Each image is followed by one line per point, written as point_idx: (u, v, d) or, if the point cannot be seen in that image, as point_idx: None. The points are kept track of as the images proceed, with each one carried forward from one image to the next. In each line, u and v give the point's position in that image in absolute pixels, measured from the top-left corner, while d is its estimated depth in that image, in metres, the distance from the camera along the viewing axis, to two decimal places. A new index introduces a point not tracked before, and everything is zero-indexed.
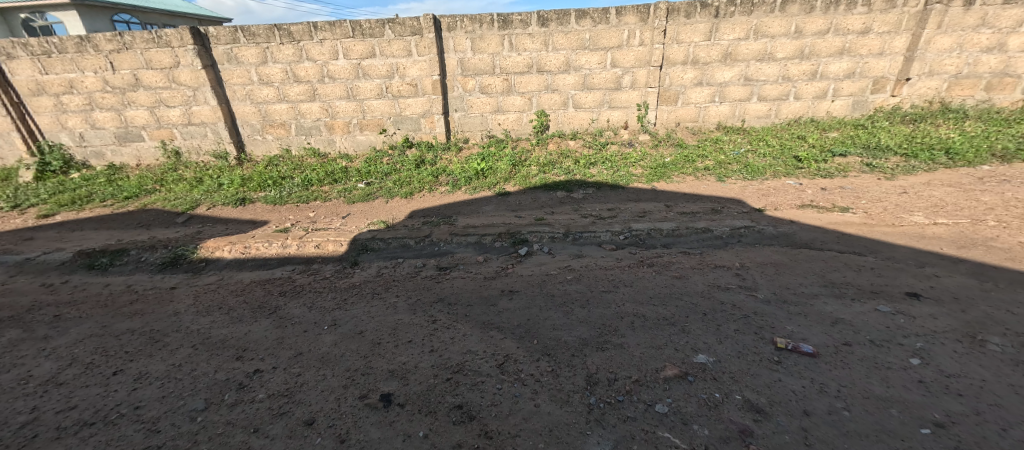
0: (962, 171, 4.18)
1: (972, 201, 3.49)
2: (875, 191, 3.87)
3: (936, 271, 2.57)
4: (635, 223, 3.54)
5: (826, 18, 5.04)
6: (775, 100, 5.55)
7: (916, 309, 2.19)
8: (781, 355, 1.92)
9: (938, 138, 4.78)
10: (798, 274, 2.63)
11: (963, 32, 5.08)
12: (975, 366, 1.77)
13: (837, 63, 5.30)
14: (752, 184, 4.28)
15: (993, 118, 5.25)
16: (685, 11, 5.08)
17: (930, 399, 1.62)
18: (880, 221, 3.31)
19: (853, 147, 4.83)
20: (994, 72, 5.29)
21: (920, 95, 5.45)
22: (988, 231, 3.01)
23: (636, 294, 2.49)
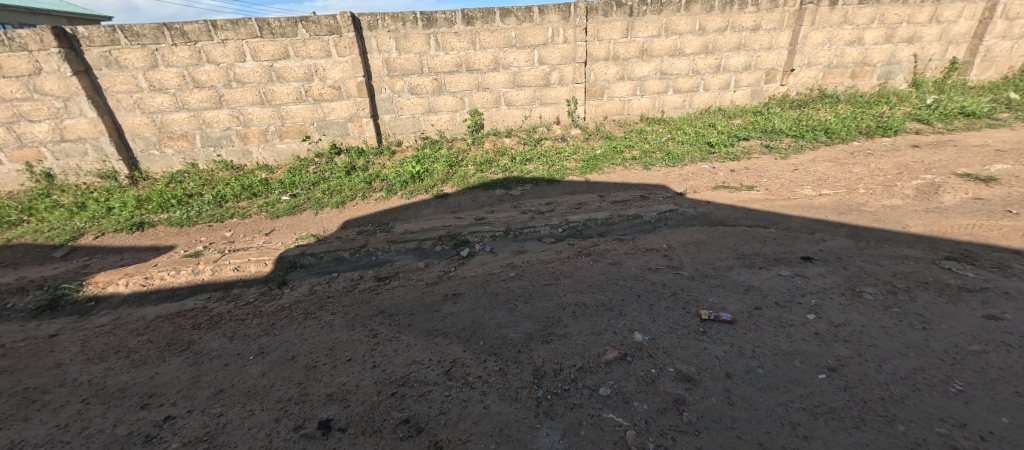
0: (839, 148, 4.86)
1: (848, 173, 4.07)
2: (774, 169, 4.37)
3: (823, 236, 2.97)
4: (571, 215, 3.66)
5: (724, 16, 5.58)
6: (688, 92, 6.04)
7: (810, 271, 2.52)
8: (705, 326, 2.10)
9: (819, 120, 5.51)
10: (717, 249, 2.89)
11: (831, 28, 5.89)
12: (857, 314, 2.07)
13: (736, 57, 5.89)
14: (674, 170, 4.62)
15: (858, 101, 6.17)
16: (602, 10, 5.33)
17: (825, 348, 1.86)
18: (780, 196, 3.74)
19: (755, 132, 5.40)
20: (856, 63, 6.21)
21: (803, 83, 6.24)
22: (860, 198, 3.54)
23: (576, 284, 2.58)
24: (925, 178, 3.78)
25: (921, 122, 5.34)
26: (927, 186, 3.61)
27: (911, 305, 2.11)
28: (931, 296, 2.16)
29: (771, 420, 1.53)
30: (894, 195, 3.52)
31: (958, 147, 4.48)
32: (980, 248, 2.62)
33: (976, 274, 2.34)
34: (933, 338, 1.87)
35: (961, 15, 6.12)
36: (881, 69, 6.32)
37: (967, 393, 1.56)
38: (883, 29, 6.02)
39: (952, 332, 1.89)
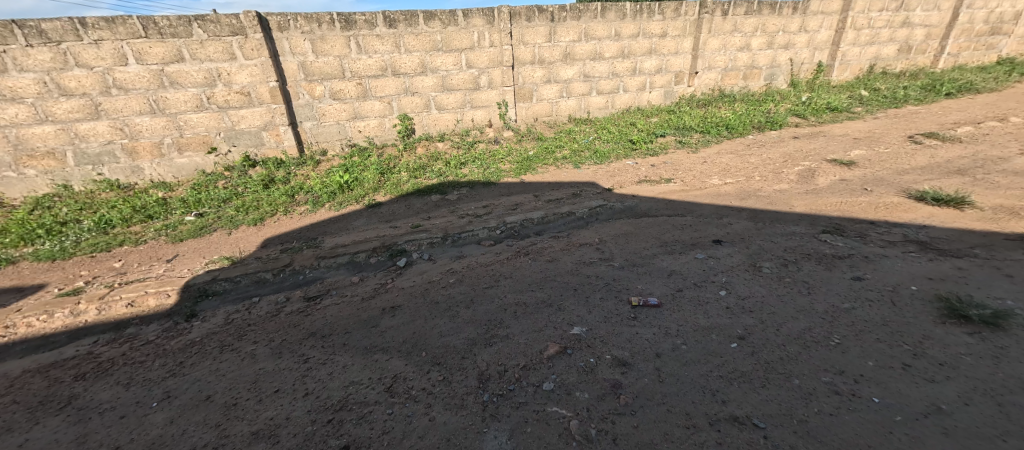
0: (738, 141, 5.47)
1: (747, 163, 4.60)
2: (687, 163, 4.80)
3: (729, 220, 3.32)
4: (508, 216, 3.70)
5: (636, 23, 6.02)
6: (609, 93, 6.41)
7: (721, 252, 2.80)
8: (636, 312, 2.24)
9: (722, 116, 6.15)
10: (642, 239, 3.10)
11: (725, 36, 6.62)
12: (760, 287, 2.35)
13: (649, 61, 6.38)
14: (602, 168, 4.87)
15: (751, 99, 6.99)
16: (525, 15, 5.47)
17: (735, 320, 2.09)
18: (694, 186, 4.12)
19: (669, 129, 5.88)
20: (747, 66, 7.05)
21: (706, 84, 6.93)
22: (758, 185, 4.01)
23: (516, 284, 2.62)
24: (805, 165, 4.39)
25: (799, 116, 6.20)
26: (806, 172, 4.19)
27: (800, 274, 2.44)
28: (814, 265, 2.52)
29: (695, 391, 1.68)
30: (784, 181, 4.04)
31: (828, 137, 5.27)
32: (848, 221, 3.11)
33: (845, 243, 2.77)
34: (817, 301, 2.18)
35: (823, 25, 7.21)
36: (766, 71, 7.23)
37: (842, 345, 1.85)
38: (766, 37, 6.90)
39: (830, 294, 2.22)
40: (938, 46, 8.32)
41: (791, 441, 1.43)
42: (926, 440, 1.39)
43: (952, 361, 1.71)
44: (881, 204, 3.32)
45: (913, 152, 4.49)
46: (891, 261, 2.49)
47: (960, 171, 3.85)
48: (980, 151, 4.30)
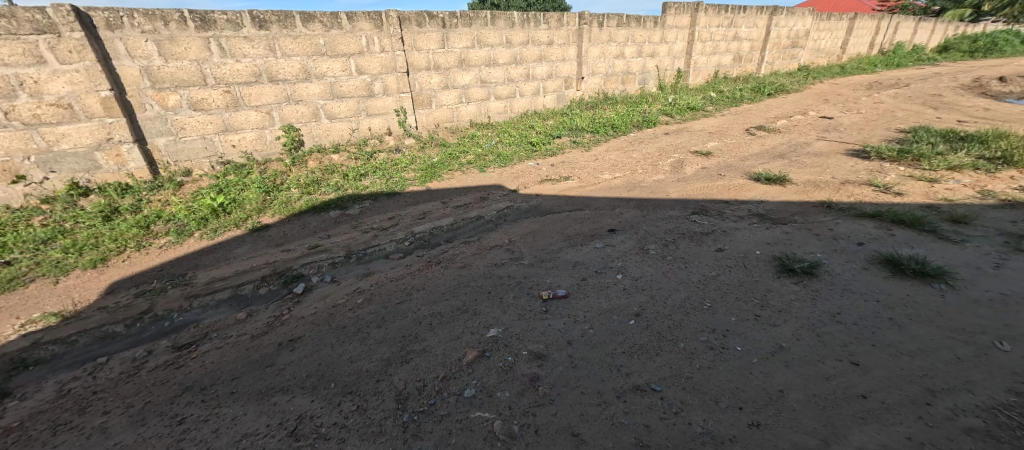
0: (623, 139, 6.07)
1: (632, 158, 5.12)
2: (583, 161, 5.17)
3: (621, 210, 3.66)
4: (416, 226, 3.59)
5: (524, 31, 6.32)
6: (507, 98, 6.61)
7: (616, 240, 3.08)
8: (548, 305, 2.35)
9: (608, 117, 6.76)
10: (548, 236, 3.25)
11: (603, 45, 7.31)
12: (649, 267, 2.64)
13: (540, 67, 6.74)
14: (506, 170, 4.98)
15: (630, 101, 7.80)
16: (415, 20, 5.36)
17: (630, 299, 2.32)
18: (590, 182, 4.45)
19: (563, 130, 6.27)
20: (624, 72, 7.88)
21: (592, 89, 7.56)
22: (642, 177, 4.49)
23: (429, 295, 2.55)
24: (675, 157, 5.05)
25: (668, 115, 7.11)
26: (677, 163, 4.83)
27: (679, 251, 2.81)
28: (690, 242, 2.91)
29: (604, 370, 1.82)
30: (661, 172, 4.60)
31: (690, 132, 6.15)
32: (710, 202, 3.66)
33: (710, 221, 3.26)
34: (692, 272, 2.53)
35: (678, 37, 8.40)
36: (640, 76, 8.16)
37: (713, 308, 2.18)
38: (637, 46, 7.80)
39: (702, 266, 2.60)
40: (760, 56, 10.29)
41: (683, 398, 1.65)
42: (776, 376, 1.72)
43: (788, 308, 2.13)
44: (734, 185, 3.98)
45: (750, 142, 5.47)
46: (743, 232, 3.00)
47: (782, 155, 4.81)
48: (795, 139, 5.42)
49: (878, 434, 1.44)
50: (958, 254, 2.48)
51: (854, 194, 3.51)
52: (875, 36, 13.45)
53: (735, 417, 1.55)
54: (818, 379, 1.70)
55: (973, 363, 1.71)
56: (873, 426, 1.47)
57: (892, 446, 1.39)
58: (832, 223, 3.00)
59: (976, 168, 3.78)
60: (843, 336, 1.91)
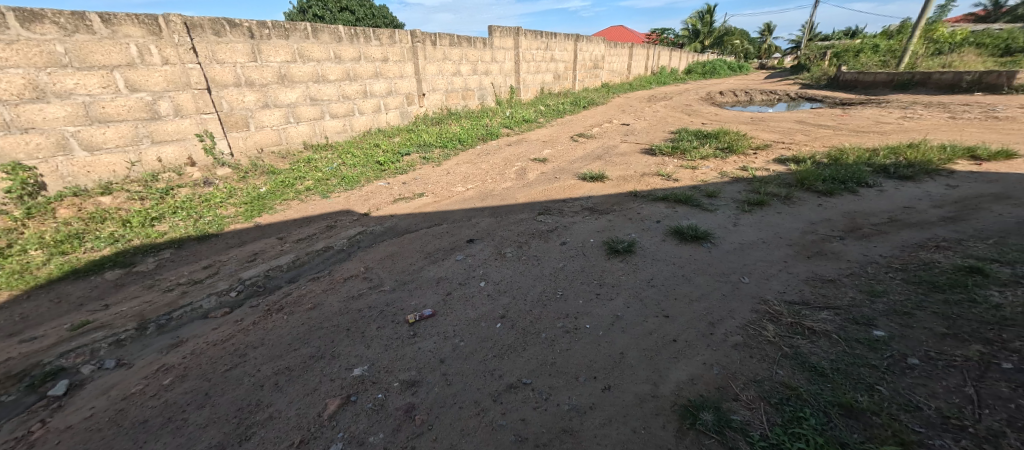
0: (471, 151, 6.23)
1: (481, 169, 5.32)
2: (435, 176, 5.12)
3: (477, 220, 3.74)
4: (243, 272, 2.99)
5: (354, 47, 5.99)
6: (345, 116, 6.13)
7: (475, 249, 3.13)
8: (414, 328, 2.23)
9: (455, 132, 6.86)
10: (407, 256, 3.10)
11: (438, 63, 7.49)
12: (507, 270, 2.77)
13: (377, 83, 6.47)
14: (353, 193, 4.56)
15: (473, 115, 8.10)
16: (211, 28, 4.55)
17: (494, 303, 2.39)
18: (444, 196, 4.44)
19: (411, 147, 6.08)
20: (463, 88, 8.20)
21: (434, 105, 7.63)
22: (493, 186, 4.70)
23: (270, 349, 2.15)
24: (519, 165, 5.46)
25: (508, 127, 7.65)
26: (521, 170, 5.22)
27: (531, 250, 3.02)
28: (540, 241, 3.16)
29: (478, 378, 1.83)
30: (509, 179, 4.90)
31: (528, 142, 6.74)
32: (552, 203, 4.05)
33: (554, 219, 3.60)
34: (545, 267, 2.75)
35: (506, 58, 9.17)
36: (478, 93, 8.61)
37: (565, 295, 2.42)
38: (471, 65, 8.22)
39: (552, 259, 2.85)
40: (573, 75, 12.04)
41: (550, 384, 1.77)
42: (618, 342, 2.01)
43: (620, 282, 2.51)
44: (567, 186, 4.51)
45: (576, 147, 6.30)
46: (581, 225, 3.42)
47: (601, 156, 5.68)
48: (608, 143, 6.47)
49: (689, 367, 1.82)
50: (718, 220, 3.32)
51: (652, 184, 4.36)
52: (648, 61, 17.23)
53: (592, 387, 1.74)
54: (646, 335, 2.04)
55: (736, 295, 2.30)
56: (685, 362, 1.84)
57: (699, 374, 1.77)
58: (642, 209, 3.66)
59: (716, 156, 5.15)
60: (658, 297, 2.35)
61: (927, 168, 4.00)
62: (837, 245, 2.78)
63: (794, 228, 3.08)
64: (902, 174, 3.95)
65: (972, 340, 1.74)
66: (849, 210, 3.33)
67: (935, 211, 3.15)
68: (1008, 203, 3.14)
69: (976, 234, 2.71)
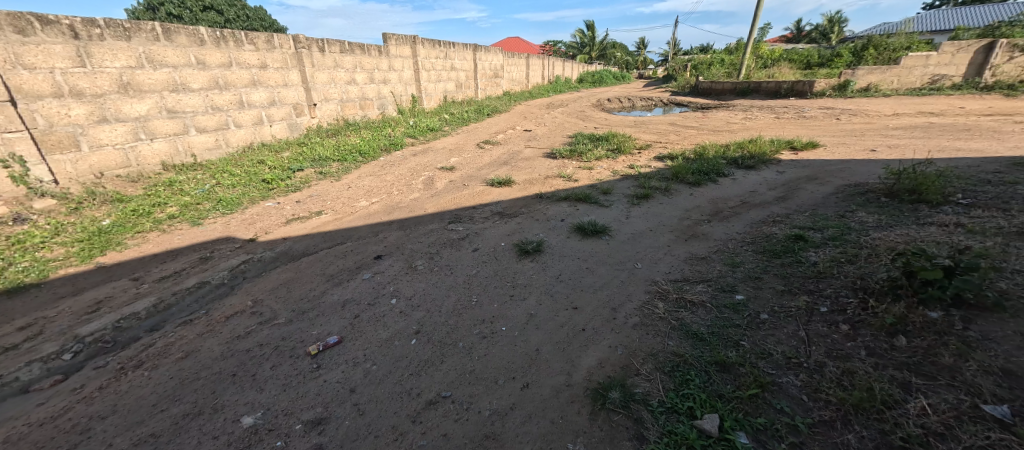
0: (373, 163, 5.91)
1: (385, 182, 5.07)
2: (333, 191, 4.73)
3: (384, 234, 3.55)
4: (81, 327, 2.39)
5: (221, 51, 5.32)
6: (217, 131, 5.38)
7: (382, 265, 2.96)
8: (318, 360, 2.04)
9: (353, 144, 6.42)
10: (306, 281, 2.81)
11: (329, 70, 7.01)
12: (419, 283, 2.68)
13: (256, 93, 5.82)
14: (234, 217, 3.99)
15: (373, 125, 7.71)
16: (12, 25, 3.66)
17: (408, 319, 2.31)
18: (345, 212, 4.11)
19: (305, 161, 5.56)
20: (360, 97, 7.78)
21: (327, 115, 7.10)
22: (398, 198, 4.51)
23: (132, 415, 1.79)
24: (426, 175, 5.33)
25: (412, 137, 7.44)
26: (428, 180, 5.12)
27: (443, 261, 2.97)
28: (451, 250, 3.12)
29: (394, 401, 1.75)
30: (416, 190, 4.75)
31: (434, 151, 6.63)
32: (462, 211, 4.04)
33: (465, 227, 3.60)
34: (458, 276, 2.73)
35: (405, 66, 8.95)
36: (377, 102, 8.24)
37: (480, 301, 2.43)
38: (367, 73, 7.85)
39: (464, 267, 2.85)
40: (474, 84, 12.20)
41: (470, 392, 1.77)
42: (533, 339, 2.08)
43: (531, 282, 2.61)
44: (475, 193, 4.54)
45: (482, 154, 6.38)
46: (491, 230, 3.47)
47: (506, 162, 5.83)
48: (513, 149, 6.67)
49: (596, 352, 1.96)
50: (612, 214, 3.63)
51: (555, 186, 4.60)
52: (544, 71, 18.24)
53: (511, 386, 1.79)
54: (558, 329, 2.15)
55: (632, 281, 2.55)
56: (594, 348, 1.99)
57: (605, 357, 1.92)
58: (548, 209, 3.85)
59: (607, 157, 5.64)
60: (567, 291, 2.49)
61: (764, 158, 4.89)
62: (706, 227, 3.24)
63: (673, 216, 3.52)
64: (747, 164, 4.77)
65: (801, 293, 2.17)
66: (713, 197, 3.91)
67: (772, 193, 3.87)
68: (817, 183, 3.99)
69: (798, 208, 3.39)
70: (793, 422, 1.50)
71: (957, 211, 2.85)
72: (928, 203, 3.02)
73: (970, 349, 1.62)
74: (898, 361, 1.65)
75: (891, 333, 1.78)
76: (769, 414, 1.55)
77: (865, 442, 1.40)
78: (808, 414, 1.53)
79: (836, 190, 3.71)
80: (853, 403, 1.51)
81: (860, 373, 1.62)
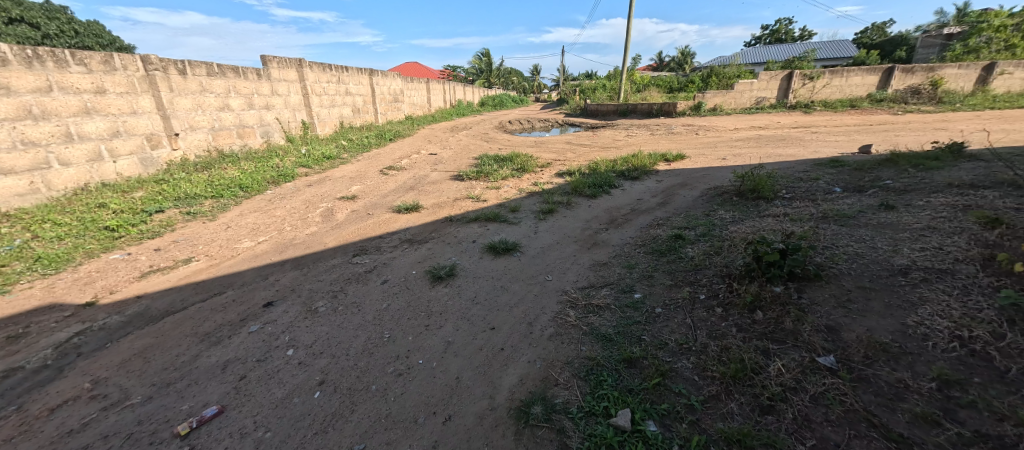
0: (258, 198, 5.29)
1: (272, 218, 4.56)
2: (205, 233, 4.09)
3: (276, 277, 3.16)
4: None
5: (36, 73, 4.36)
6: (32, 171, 4.32)
7: (273, 312, 2.63)
8: (192, 440, 1.72)
9: (230, 178, 5.65)
10: (172, 345, 2.35)
11: (193, 95, 6.18)
12: (320, 327, 2.44)
13: (90, 123, 4.86)
14: (62, 277, 3.21)
15: (254, 155, 6.91)
16: None
17: (310, 370, 2.08)
18: (222, 257, 3.58)
19: (166, 201, 4.74)
20: (236, 125, 6.97)
21: (194, 147, 6.21)
22: (289, 234, 4.08)
23: None
24: (324, 207, 4.95)
25: (305, 166, 6.85)
26: (326, 212, 4.75)
27: (347, 298, 2.75)
28: (356, 286, 2.91)
29: None
30: (312, 224, 4.36)
31: (332, 180, 6.19)
32: (367, 242, 3.81)
33: (371, 259, 3.40)
34: (366, 314, 2.55)
35: (291, 90, 8.29)
36: (259, 130, 7.47)
37: (393, 337, 2.30)
38: (243, 98, 7.09)
39: (373, 302, 2.67)
40: (373, 109, 11.81)
41: (387, 439, 1.65)
42: (453, 367, 2.03)
43: (446, 308, 2.55)
44: (380, 222, 4.33)
45: (386, 181, 6.14)
46: (400, 259, 3.32)
47: (412, 187, 5.70)
48: (418, 173, 6.56)
49: (517, 369, 1.98)
50: (521, 231, 3.76)
51: (463, 207, 4.62)
52: (446, 95, 18.44)
53: (432, 423, 1.70)
54: (477, 352, 2.13)
55: (544, 294, 2.64)
56: (513, 366, 2.01)
57: (525, 373, 1.95)
58: (458, 232, 3.83)
59: (512, 176, 5.86)
60: (483, 313, 2.48)
61: (645, 170, 5.53)
62: (605, 235, 3.53)
63: (576, 228, 3.76)
64: (633, 176, 5.34)
65: (685, 285, 2.47)
66: (608, 207, 4.28)
67: (654, 200, 4.37)
68: (688, 188, 4.62)
69: (676, 211, 3.89)
70: (689, 402, 1.68)
71: (785, 203, 3.54)
72: (766, 198, 3.70)
73: (806, 313, 1.99)
74: (759, 332, 1.96)
75: (751, 309, 2.12)
76: (670, 398, 1.71)
77: (744, 407, 1.62)
78: (700, 392, 1.72)
79: (702, 193, 4.34)
80: (732, 375, 1.74)
81: (734, 348, 1.89)
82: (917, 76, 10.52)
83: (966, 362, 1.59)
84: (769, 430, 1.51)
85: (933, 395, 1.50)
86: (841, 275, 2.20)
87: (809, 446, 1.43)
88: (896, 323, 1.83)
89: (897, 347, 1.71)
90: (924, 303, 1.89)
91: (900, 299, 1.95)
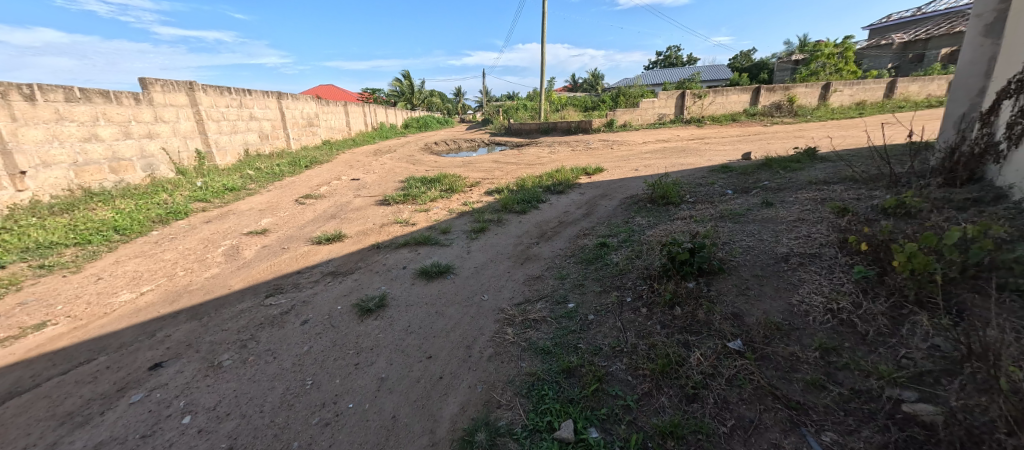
0: (139, 241, 4.57)
1: (159, 263, 3.96)
2: (66, 289, 3.41)
3: (166, 332, 2.72)
4: None
5: None
6: None
7: (164, 375, 2.25)
8: None
9: (101, 220, 4.82)
10: (18, 436, 1.89)
11: (47, 125, 5.24)
12: (226, 383, 2.14)
13: None
14: None
15: (132, 191, 5.98)
16: None
17: (214, 437, 1.81)
18: (91, 316, 3.00)
19: (8, 254, 3.89)
20: (107, 159, 6.00)
21: (50, 186, 5.23)
22: (182, 280, 3.56)
23: None
24: (226, 245, 4.42)
25: (202, 200, 6.09)
26: (230, 250, 4.24)
27: (258, 346, 2.46)
28: (269, 331, 2.61)
29: None
30: (213, 265, 3.87)
31: (237, 214, 5.57)
32: (282, 279, 3.47)
33: (288, 298, 3.09)
34: (283, 360, 2.30)
35: (180, 116, 7.40)
36: (139, 163, 6.51)
37: (317, 382, 2.10)
38: (115, 127, 6.16)
39: (292, 347, 2.42)
40: (284, 134, 11.00)
41: None
42: (387, 406, 1.90)
43: (377, 343, 2.40)
44: (297, 256, 3.99)
45: (302, 210, 5.70)
46: (322, 295, 3.07)
47: (333, 216, 5.35)
48: (339, 200, 6.19)
49: (457, 397, 1.92)
50: (453, 252, 3.70)
51: (391, 233, 4.44)
52: (367, 117, 17.85)
53: None
54: (413, 385, 2.02)
55: (480, 314, 2.61)
56: (453, 393, 1.94)
57: (465, 400, 1.89)
58: (386, 259, 3.66)
59: (440, 197, 5.78)
60: (417, 342, 2.38)
61: (568, 183, 5.82)
62: (536, 249, 3.62)
63: (507, 245, 3.79)
64: (558, 190, 5.58)
65: (612, 290, 2.61)
66: (537, 221, 4.41)
67: (579, 211, 4.60)
68: (608, 198, 4.93)
69: (599, 220, 4.13)
70: (626, 403, 1.75)
71: (690, 207, 3.94)
72: (674, 203, 4.10)
73: (715, 303, 2.21)
74: (679, 326, 2.13)
75: (671, 305, 2.29)
76: (609, 402, 1.77)
77: (672, 400, 1.73)
78: (634, 391, 1.80)
79: (621, 202, 4.65)
80: (659, 371, 1.85)
81: (659, 344, 2.02)
82: (778, 94, 12.50)
83: (838, 330, 1.87)
84: (696, 417, 1.63)
85: (818, 362, 1.74)
86: (739, 266, 2.49)
87: (729, 426, 1.57)
88: (784, 304, 2.10)
89: (788, 324, 1.97)
90: (804, 283, 2.20)
91: (785, 282, 2.25)
